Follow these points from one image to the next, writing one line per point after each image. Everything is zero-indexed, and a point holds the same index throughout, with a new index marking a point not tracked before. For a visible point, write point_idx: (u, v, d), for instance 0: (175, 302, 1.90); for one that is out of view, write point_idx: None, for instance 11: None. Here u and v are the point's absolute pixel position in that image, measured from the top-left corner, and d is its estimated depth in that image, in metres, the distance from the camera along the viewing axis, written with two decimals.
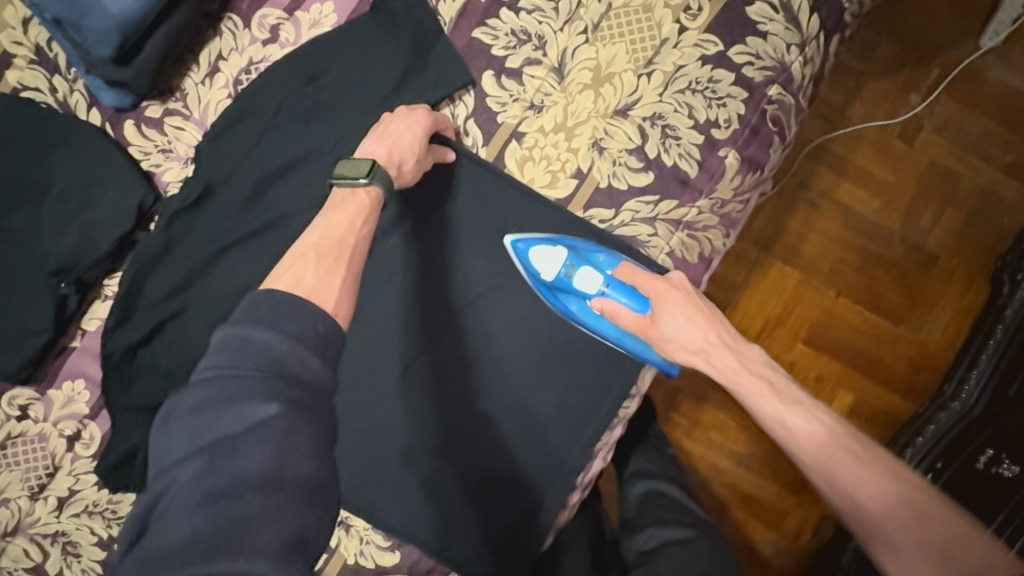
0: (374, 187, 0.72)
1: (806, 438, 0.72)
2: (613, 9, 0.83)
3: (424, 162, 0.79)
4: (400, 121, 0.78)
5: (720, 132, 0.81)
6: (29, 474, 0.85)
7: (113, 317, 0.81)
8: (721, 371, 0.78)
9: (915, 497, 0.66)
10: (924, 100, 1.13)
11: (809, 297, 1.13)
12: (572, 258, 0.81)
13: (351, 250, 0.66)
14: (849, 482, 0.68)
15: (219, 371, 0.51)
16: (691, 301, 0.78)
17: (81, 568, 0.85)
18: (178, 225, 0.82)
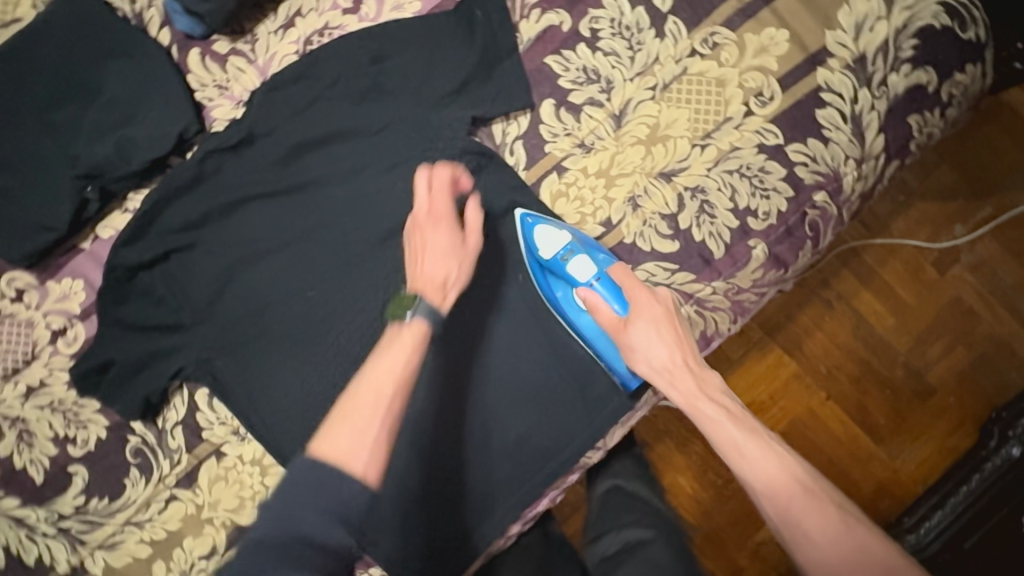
0: (419, 320, 0.70)
1: (758, 464, 0.69)
2: (687, 73, 0.82)
3: (467, 262, 0.76)
4: (429, 233, 0.76)
5: (756, 222, 0.81)
6: (6, 355, 0.87)
7: (127, 232, 0.83)
8: (684, 395, 0.75)
9: (856, 528, 0.63)
10: (968, 234, 1.12)
11: (797, 392, 1.13)
12: (573, 244, 0.81)
13: (390, 398, 0.65)
14: (796, 512, 0.65)
15: (268, 534, 0.55)
16: (670, 316, 0.77)
17: (30, 458, 0.87)
18: (211, 162, 0.83)
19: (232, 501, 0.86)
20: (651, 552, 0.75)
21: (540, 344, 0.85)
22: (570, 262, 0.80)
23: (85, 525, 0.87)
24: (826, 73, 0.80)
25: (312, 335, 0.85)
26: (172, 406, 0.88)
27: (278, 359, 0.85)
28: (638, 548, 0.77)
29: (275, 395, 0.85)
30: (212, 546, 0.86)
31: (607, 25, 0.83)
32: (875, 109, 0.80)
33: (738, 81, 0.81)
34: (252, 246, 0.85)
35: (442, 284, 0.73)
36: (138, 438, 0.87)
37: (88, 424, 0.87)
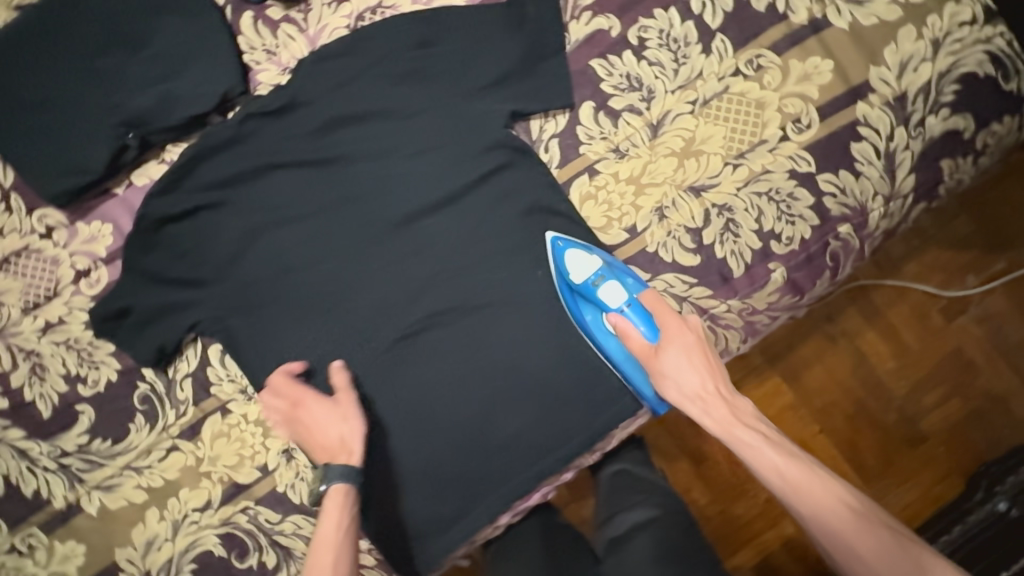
0: (336, 482, 0.75)
1: (803, 489, 0.65)
2: (729, 92, 0.82)
3: (353, 414, 0.80)
4: (303, 416, 0.80)
5: (779, 246, 0.82)
6: (30, 289, 0.88)
7: (161, 183, 0.84)
8: (720, 422, 0.71)
9: (912, 550, 0.60)
10: (979, 285, 1.13)
11: (790, 423, 1.13)
12: (603, 269, 0.80)
13: (337, 551, 0.70)
14: (849, 536, 0.61)
15: None
16: (700, 342, 0.76)
17: (41, 392, 0.88)
18: (250, 125, 0.84)
19: (232, 458, 0.88)
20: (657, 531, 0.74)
21: (548, 343, 0.86)
22: (602, 288, 0.79)
23: (86, 464, 0.88)
24: (865, 107, 0.81)
25: (328, 307, 0.86)
26: (184, 358, 0.89)
27: (291, 326, 0.86)
28: (646, 526, 0.76)
29: (285, 360, 0.86)
30: (207, 499, 0.88)
31: (655, 35, 0.83)
32: (909, 149, 0.81)
33: (778, 105, 0.82)
34: (279, 211, 0.86)
35: (342, 450, 0.77)
36: (147, 385, 0.88)
37: (101, 365, 0.88)
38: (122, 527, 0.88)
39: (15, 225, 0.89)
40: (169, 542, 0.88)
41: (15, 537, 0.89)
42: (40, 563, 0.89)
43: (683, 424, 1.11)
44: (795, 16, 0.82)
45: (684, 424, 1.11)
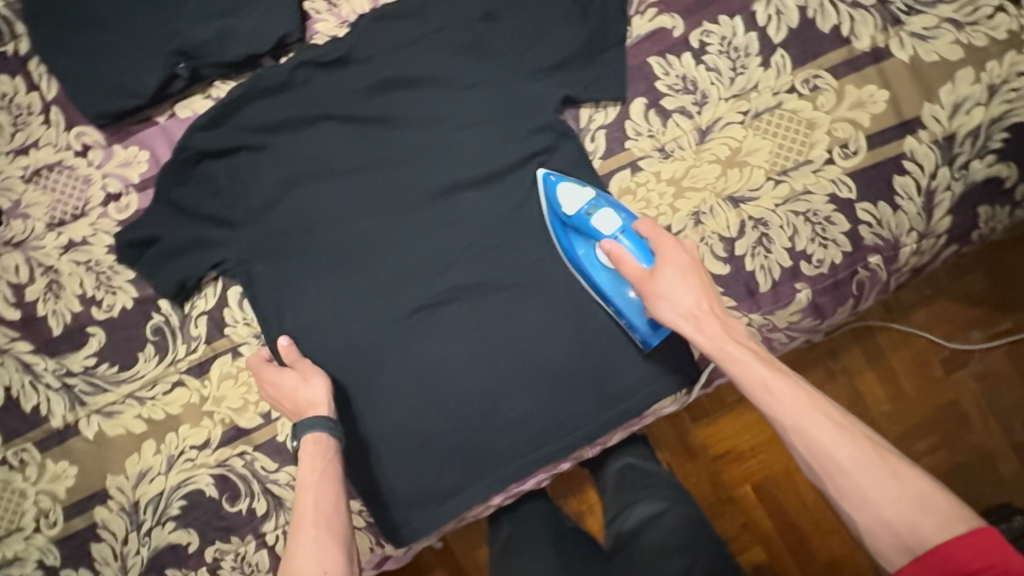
0: (312, 434, 0.76)
1: (787, 400, 0.64)
2: (782, 108, 0.82)
3: (314, 372, 0.81)
4: (268, 383, 0.82)
5: (808, 267, 0.83)
6: (57, 206, 0.88)
7: (206, 118, 0.84)
8: (709, 338, 0.69)
9: (888, 461, 0.59)
10: (983, 341, 1.13)
11: (778, 452, 1.11)
12: (597, 200, 0.81)
13: (326, 493, 0.72)
14: (827, 444, 0.61)
15: None
16: (694, 263, 0.75)
17: (54, 309, 0.88)
18: (301, 73, 0.84)
19: (236, 401, 0.88)
20: (668, 521, 0.86)
21: (563, 332, 0.86)
22: (597, 217, 0.80)
23: (90, 388, 0.88)
24: (913, 142, 0.81)
25: (352, 266, 0.85)
26: (202, 295, 0.89)
27: (313, 279, 0.85)
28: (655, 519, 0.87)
29: (301, 313, 0.85)
30: (207, 438, 0.88)
31: (717, 41, 0.83)
32: (951, 190, 0.81)
33: (828, 128, 0.82)
34: (317, 163, 0.85)
35: (308, 406, 0.78)
36: (162, 317, 0.88)
37: (118, 291, 0.88)
38: (117, 455, 0.88)
39: (51, 139, 0.88)
40: (162, 477, 0.88)
41: (7, 450, 0.89)
42: (30, 479, 0.89)
43: (671, 437, 1.11)
44: (858, 42, 0.82)
45: (671, 435, 1.11)
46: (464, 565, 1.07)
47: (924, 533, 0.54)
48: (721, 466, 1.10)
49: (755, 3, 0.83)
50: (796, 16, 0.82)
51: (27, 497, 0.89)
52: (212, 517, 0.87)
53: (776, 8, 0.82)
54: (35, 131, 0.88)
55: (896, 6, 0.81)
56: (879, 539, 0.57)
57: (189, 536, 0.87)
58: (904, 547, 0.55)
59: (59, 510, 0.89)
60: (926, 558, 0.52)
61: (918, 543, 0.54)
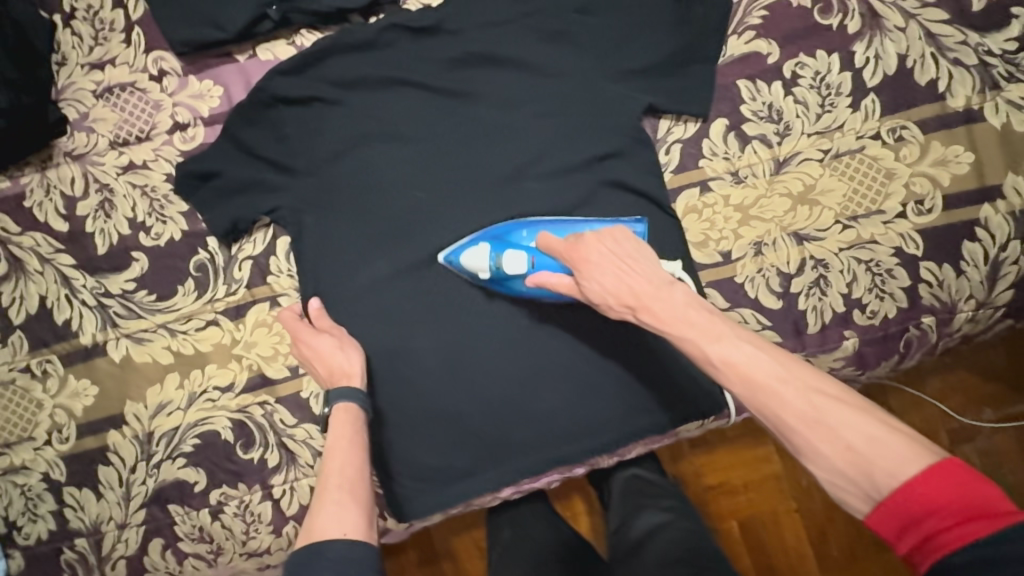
0: (343, 403, 0.77)
1: (730, 369, 0.62)
2: (863, 152, 0.81)
3: (350, 344, 0.82)
4: (302, 344, 0.81)
5: (860, 316, 0.82)
6: (123, 126, 0.87)
7: (287, 64, 0.83)
8: (653, 315, 0.68)
9: (835, 410, 0.56)
10: (995, 421, 1.05)
11: (771, 492, 1.09)
12: (495, 248, 0.80)
13: (351, 460, 0.73)
14: (772, 405, 0.59)
15: None
16: (616, 252, 0.73)
17: (103, 228, 0.88)
18: (389, 36, 0.83)
19: (267, 349, 0.87)
20: (671, 531, 0.84)
21: (602, 338, 0.86)
22: (504, 264, 0.79)
23: (125, 311, 0.88)
24: (989, 210, 0.80)
25: (404, 235, 0.85)
26: (251, 240, 0.88)
27: (364, 243, 0.84)
28: (658, 530, 0.85)
29: (344, 273, 0.85)
30: (231, 381, 0.87)
31: (810, 74, 0.82)
32: (1018, 264, 0.80)
33: (906, 181, 0.81)
34: (388, 127, 0.84)
35: (342, 375, 0.79)
36: (207, 254, 0.87)
37: (169, 221, 0.87)
38: (139, 382, 0.88)
39: (129, 59, 0.87)
40: (180, 412, 0.87)
41: (32, 359, 0.89)
42: (49, 391, 0.89)
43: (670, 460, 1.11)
44: (952, 100, 0.80)
45: (668, 459, 1.11)
46: (441, 548, 1.07)
47: (882, 478, 0.52)
48: (711, 497, 1.10)
49: (856, 43, 0.81)
50: (894, 64, 0.81)
51: (43, 409, 0.89)
52: (223, 460, 0.87)
53: (875, 52, 0.81)
54: (115, 48, 0.88)
55: (998, 71, 0.80)
56: (840, 487, 0.54)
57: (197, 475, 0.87)
58: (866, 494, 0.53)
59: (73, 427, 0.89)
60: (889, 506, 0.51)
61: (877, 488, 0.52)
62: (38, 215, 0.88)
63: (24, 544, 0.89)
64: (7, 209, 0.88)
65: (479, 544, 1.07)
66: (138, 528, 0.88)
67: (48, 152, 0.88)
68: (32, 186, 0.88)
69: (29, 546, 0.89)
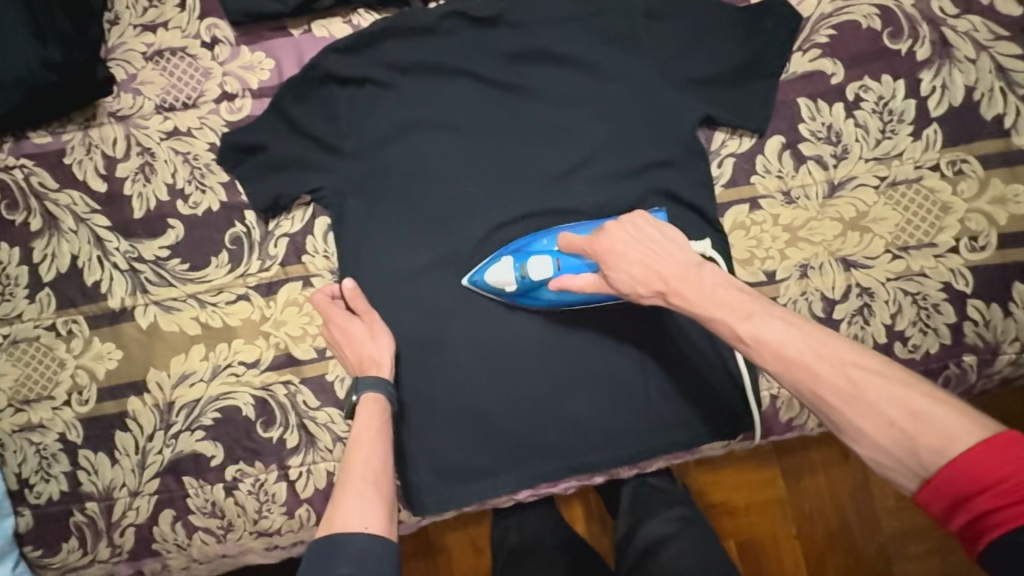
0: (369, 392, 0.77)
1: (766, 348, 0.60)
2: (920, 183, 0.80)
3: (382, 331, 0.81)
4: (335, 326, 0.81)
5: (901, 349, 0.80)
6: (170, 91, 0.86)
7: (343, 43, 0.82)
8: (684, 297, 0.67)
9: (875, 385, 0.55)
10: None
11: (772, 515, 1.04)
12: (517, 258, 0.79)
13: (376, 450, 0.73)
14: (811, 383, 0.57)
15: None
16: (641, 239, 0.71)
17: (141, 192, 0.87)
18: (448, 23, 0.82)
19: (296, 329, 0.86)
20: (679, 545, 0.84)
21: (634, 349, 0.85)
22: (530, 272, 0.78)
23: (156, 278, 0.87)
24: None
25: (445, 226, 0.83)
26: (289, 217, 0.86)
27: (403, 231, 0.83)
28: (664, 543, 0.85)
29: (381, 260, 0.84)
30: (257, 358, 0.86)
31: (873, 98, 0.80)
32: None
33: (961, 216, 0.79)
34: (438, 115, 0.83)
35: (371, 364, 0.79)
36: (243, 228, 0.86)
37: (208, 191, 0.86)
38: (164, 350, 0.87)
39: (182, 23, 0.86)
40: (202, 384, 0.87)
41: (58, 317, 0.88)
42: (72, 352, 0.88)
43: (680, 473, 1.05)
44: (1017, 137, 0.79)
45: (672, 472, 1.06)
46: (435, 543, 1.04)
47: (927, 455, 0.51)
48: (711, 517, 1.04)
49: (923, 71, 0.79)
50: (960, 95, 0.79)
51: (65, 368, 0.88)
52: (242, 436, 0.86)
53: (942, 81, 0.79)
54: (168, 12, 0.86)
55: None
56: (885, 465, 0.54)
57: (215, 449, 0.86)
58: (911, 470, 0.53)
59: (94, 390, 0.88)
60: (935, 484, 0.50)
61: (923, 465, 0.52)
62: (77, 173, 0.87)
63: (33, 503, 0.88)
64: (47, 165, 0.87)
65: (475, 542, 1.04)
66: (150, 497, 0.87)
67: (93, 110, 0.87)
68: (73, 143, 0.87)
69: (39, 505, 0.88)
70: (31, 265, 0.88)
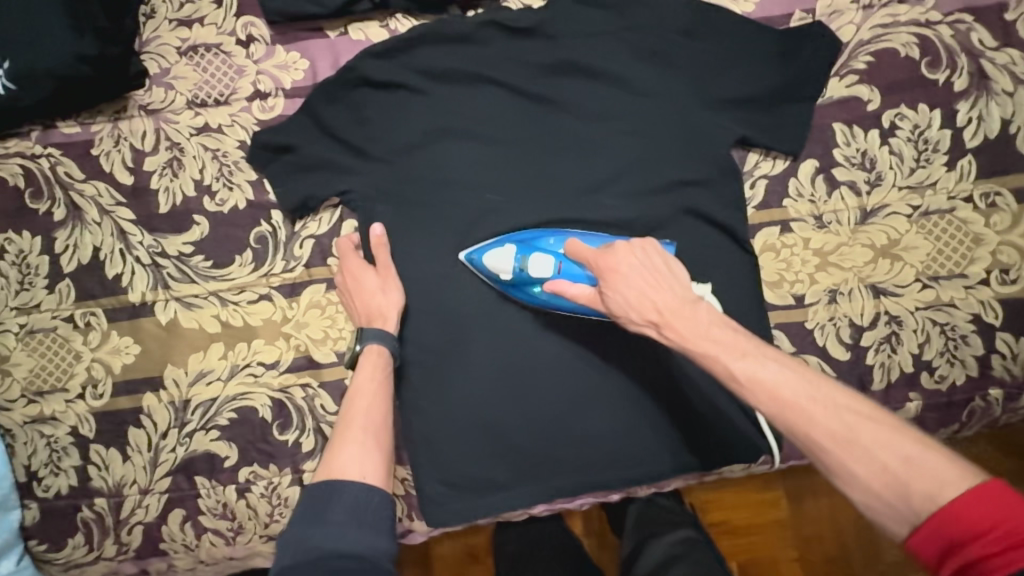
0: (371, 344, 0.79)
1: (758, 389, 0.59)
2: (953, 214, 0.79)
3: (393, 285, 0.81)
4: (349, 273, 0.82)
5: (928, 380, 0.80)
6: (203, 87, 0.86)
7: (380, 47, 0.82)
8: (677, 330, 0.65)
9: (868, 429, 0.54)
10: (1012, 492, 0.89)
11: (773, 538, 1.03)
12: (520, 250, 0.79)
13: (375, 404, 0.76)
14: (804, 425, 0.56)
15: (324, 513, 0.64)
16: (648, 266, 0.70)
17: (167, 187, 0.86)
18: (486, 33, 0.82)
19: (318, 332, 0.86)
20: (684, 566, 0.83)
21: (657, 367, 0.84)
22: (530, 266, 0.77)
23: (178, 274, 0.86)
24: None
25: (472, 234, 0.83)
26: (316, 219, 0.86)
27: (431, 237, 0.83)
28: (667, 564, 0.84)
29: (407, 266, 0.83)
30: (276, 359, 0.85)
31: (909, 126, 0.80)
32: None
33: (993, 248, 0.79)
34: (471, 124, 0.82)
35: (378, 317, 0.79)
36: (269, 228, 0.86)
37: (235, 188, 0.86)
38: (182, 347, 0.86)
39: (218, 20, 0.86)
40: (219, 383, 0.86)
41: (76, 309, 0.87)
42: (89, 344, 0.87)
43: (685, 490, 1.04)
44: None
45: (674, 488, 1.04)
46: (432, 552, 1.01)
47: (919, 501, 0.51)
48: (712, 536, 1.03)
49: (960, 102, 0.79)
50: (996, 128, 0.79)
51: (81, 361, 0.87)
52: (258, 438, 0.85)
53: (979, 112, 0.79)
54: (204, 8, 0.86)
55: None
56: (877, 510, 0.53)
57: (229, 450, 0.85)
58: (903, 517, 0.52)
59: (109, 384, 0.87)
60: (926, 528, 0.50)
61: (915, 512, 0.51)
62: (104, 164, 0.86)
63: (41, 496, 0.87)
64: (73, 156, 0.87)
65: (472, 552, 1.01)
66: (160, 496, 0.86)
67: (123, 103, 0.86)
68: (101, 135, 0.86)
69: (47, 499, 0.87)
70: (52, 255, 0.87)
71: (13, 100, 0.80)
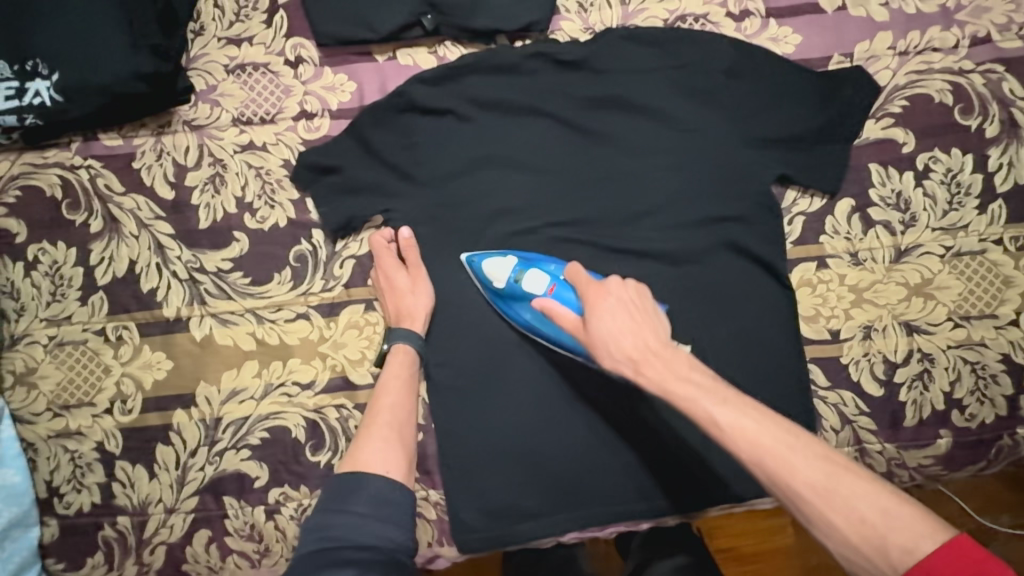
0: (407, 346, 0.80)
1: (737, 435, 0.61)
2: (984, 255, 0.82)
3: (423, 286, 0.82)
4: (382, 272, 0.83)
5: (959, 417, 0.81)
6: (249, 105, 0.86)
7: (431, 75, 0.83)
8: (656, 371, 0.68)
9: (846, 480, 0.56)
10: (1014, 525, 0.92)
11: (780, 565, 1.03)
12: (519, 264, 0.79)
13: (400, 403, 0.78)
14: (783, 473, 0.58)
15: (344, 505, 0.65)
16: (631, 304, 0.73)
17: (208, 203, 0.86)
18: (534, 64, 0.83)
19: (355, 352, 0.85)
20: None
21: None
22: (524, 279, 0.78)
23: (215, 290, 0.85)
24: None
25: None
26: (357, 240, 0.86)
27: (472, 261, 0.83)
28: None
29: (447, 288, 0.84)
30: (312, 379, 0.85)
31: (941, 170, 0.83)
32: None
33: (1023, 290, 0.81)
34: (516, 151, 0.83)
35: (407, 317, 0.80)
36: (310, 246, 0.86)
37: (277, 206, 0.86)
38: (216, 364, 0.85)
39: (267, 40, 0.87)
40: (252, 401, 0.85)
41: (108, 323, 0.86)
42: (120, 359, 0.86)
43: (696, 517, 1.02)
44: None
45: None
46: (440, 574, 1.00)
47: (897, 553, 0.52)
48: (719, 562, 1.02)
49: (991, 148, 0.82)
50: None
51: (110, 375, 0.86)
52: (289, 459, 0.84)
53: (1009, 158, 0.82)
54: (254, 28, 0.87)
55: None
56: (854, 561, 0.54)
57: (260, 470, 0.84)
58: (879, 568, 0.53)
59: (138, 400, 0.85)
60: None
61: (892, 566, 0.52)
62: (145, 178, 0.86)
63: (61, 513, 0.85)
64: (114, 168, 0.86)
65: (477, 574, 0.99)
66: (186, 515, 0.84)
67: (167, 117, 0.87)
68: (144, 148, 0.86)
69: (67, 516, 0.85)
70: (87, 267, 0.86)
71: (62, 113, 0.80)
